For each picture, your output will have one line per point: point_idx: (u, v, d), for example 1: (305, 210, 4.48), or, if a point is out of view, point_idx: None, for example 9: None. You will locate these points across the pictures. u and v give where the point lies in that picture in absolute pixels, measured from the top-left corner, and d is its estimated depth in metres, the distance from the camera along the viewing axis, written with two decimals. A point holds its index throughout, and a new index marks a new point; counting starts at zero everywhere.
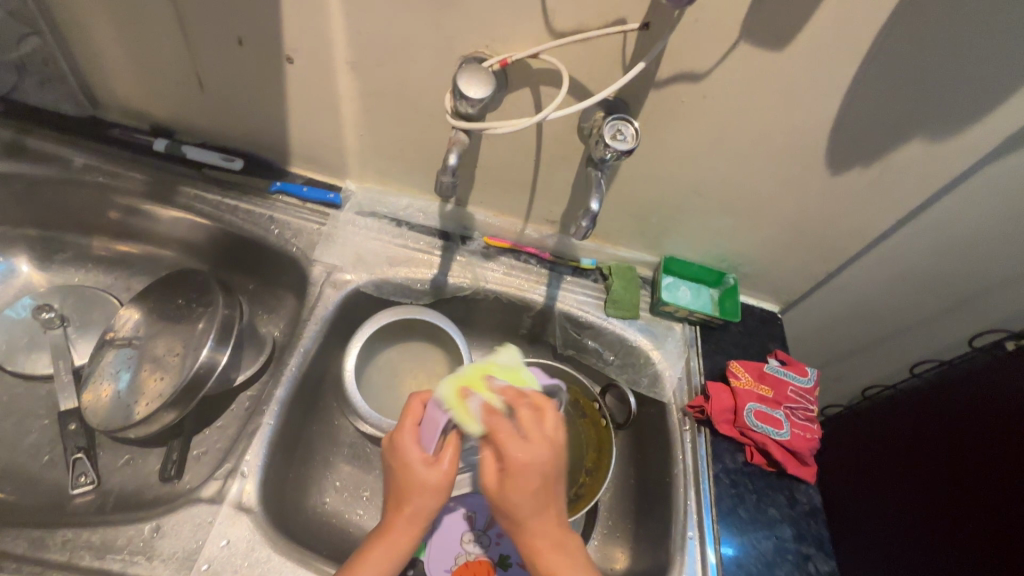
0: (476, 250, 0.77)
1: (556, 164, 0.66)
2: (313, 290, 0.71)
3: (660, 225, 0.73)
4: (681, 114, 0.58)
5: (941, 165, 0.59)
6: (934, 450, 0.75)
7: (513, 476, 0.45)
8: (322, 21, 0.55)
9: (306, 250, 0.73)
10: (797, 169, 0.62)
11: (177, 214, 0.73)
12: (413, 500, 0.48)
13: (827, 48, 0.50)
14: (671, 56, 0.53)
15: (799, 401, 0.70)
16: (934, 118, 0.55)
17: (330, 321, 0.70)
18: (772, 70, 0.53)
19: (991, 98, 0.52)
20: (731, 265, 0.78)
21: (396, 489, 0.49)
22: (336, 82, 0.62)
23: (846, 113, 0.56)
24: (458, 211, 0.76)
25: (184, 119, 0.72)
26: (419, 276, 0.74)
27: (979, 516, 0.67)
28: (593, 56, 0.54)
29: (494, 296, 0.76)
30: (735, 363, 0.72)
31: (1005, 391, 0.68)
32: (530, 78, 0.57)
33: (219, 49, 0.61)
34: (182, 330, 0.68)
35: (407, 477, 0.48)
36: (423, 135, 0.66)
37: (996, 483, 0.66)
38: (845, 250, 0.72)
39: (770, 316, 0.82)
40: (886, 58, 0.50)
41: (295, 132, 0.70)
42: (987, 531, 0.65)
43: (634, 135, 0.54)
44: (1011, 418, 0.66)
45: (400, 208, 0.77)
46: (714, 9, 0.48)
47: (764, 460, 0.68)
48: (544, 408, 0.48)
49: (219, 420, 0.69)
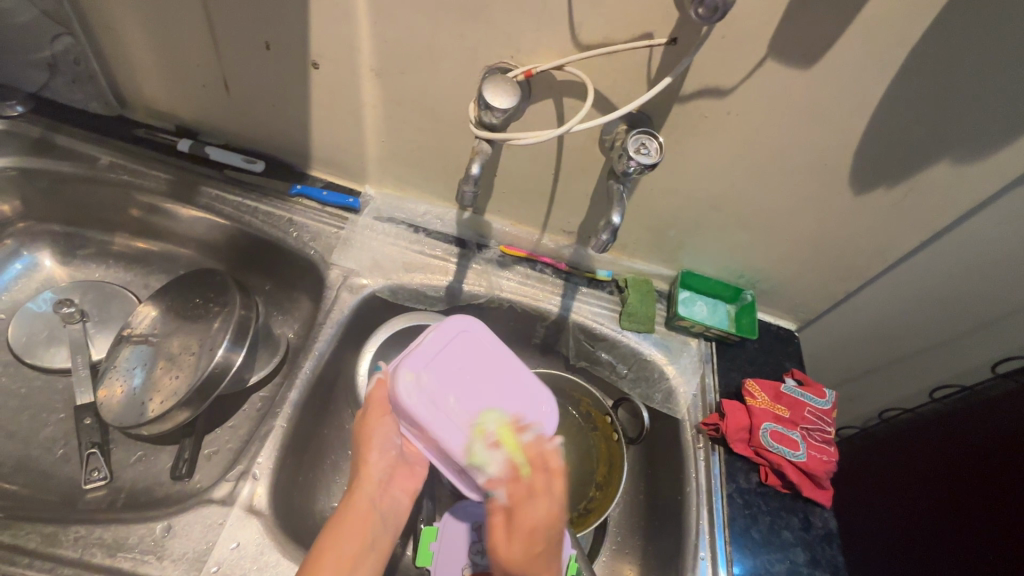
0: (491, 259, 0.77)
1: (576, 176, 0.66)
2: (329, 294, 0.71)
3: (677, 240, 0.73)
4: (705, 130, 0.58)
5: (968, 189, 0.58)
6: (953, 477, 0.74)
7: (513, 532, 0.50)
8: (350, 28, 0.56)
9: (323, 253, 0.73)
10: (820, 188, 0.62)
11: (197, 213, 0.73)
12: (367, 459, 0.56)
13: (854, 69, 0.50)
14: (697, 72, 0.53)
15: (817, 422, 0.68)
16: (963, 141, 0.54)
17: (344, 325, 0.70)
18: (799, 87, 0.52)
19: (1020, 123, 0.51)
20: (748, 281, 0.77)
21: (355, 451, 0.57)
22: (360, 89, 0.62)
23: (873, 134, 0.55)
24: (475, 218, 0.76)
25: (209, 120, 0.73)
26: (434, 283, 0.74)
27: (998, 549, 0.65)
28: (618, 70, 0.54)
29: (508, 304, 0.76)
30: (750, 382, 0.71)
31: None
32: (554, 90, 0.57)
33: (246, 51, 0.61)
34: (200, 330, 0.69)
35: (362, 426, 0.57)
36: (444, 143, 0.66)
37: (1018, 514, 0.64)
38: (867, 270, 0.71)
39: (788, 334, 0.81)
40: (918, 78, 0.50)
41: (317, 137, 0.71)
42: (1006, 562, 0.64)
43: (658, 149, 0.53)
44: None
45: (417, 214, 0.77)
46: (743, 26, 0.48)
47: (779, 481, 0.66)
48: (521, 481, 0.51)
49: (231, 421, 0.70)
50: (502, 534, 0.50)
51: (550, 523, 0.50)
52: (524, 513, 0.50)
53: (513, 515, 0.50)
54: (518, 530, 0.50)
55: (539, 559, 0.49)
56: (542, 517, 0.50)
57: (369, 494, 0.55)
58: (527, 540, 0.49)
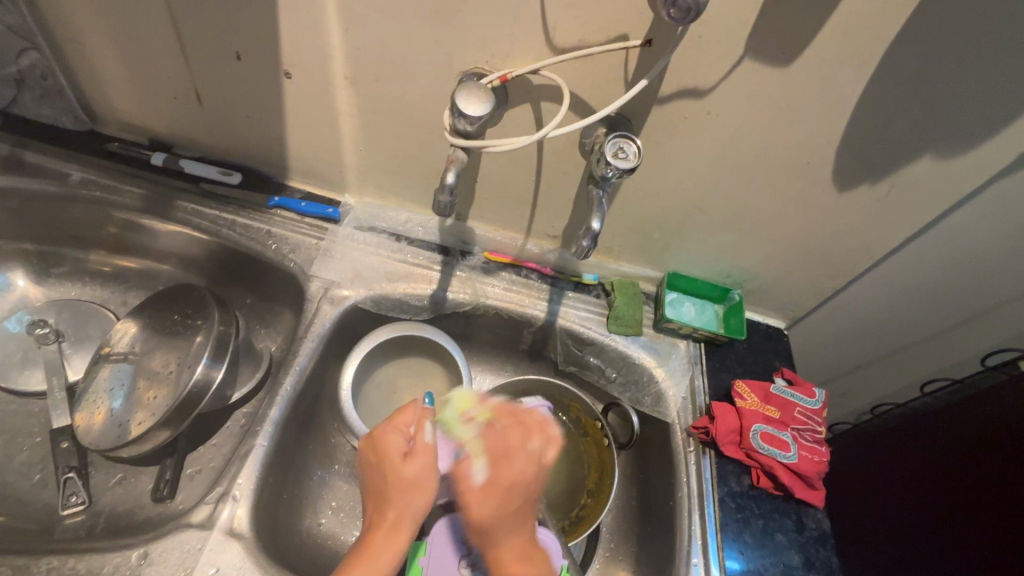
0: (476, 265, 0.75)
1: (557, 180, 0.65)
2: (309, 306, 0.69)
3: (662, 241, 0.72)
4: (684, 130, 0.57)
5: (951, 183, 0.57)
6: (947, 473, 0.73)
7: (494, 485, 0.52)
8: (320, 36, 0.55)
9: (303, 265, 0.71)
10: (802, 186, 0.61)
11: (174, 228, 0.72)
12: (393, 506, 0.51)
13: (831, 66, 0.49)
14: (674, 73, 0.52)
15: (807, 422, 0.67)
16: (943, 136, 0.53)
17: (326, 338, 0.68)
18: (777, 86, 0.52)
19: (1000, 116, 0.51)
20: (735, 281, 0.77)
21: (376, 490, 0.52)
22: (335, 98, 0.61)
23: (853, 130, 0.54)
24: (458, 225, 0.75)
25: (183, 133, 0.72)
26: (417, 292, 0.72)
27: (993, 544, 0.64)
28: (594, 72, 0.53)
29: (494, 311, 0.75)
30: (739, 383, 0.70)
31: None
32: (531, 94, 0.56)
33: (217, 62, 0.60)
34: (178, 349, 0.67)
35: (386, 472, 0.52)
36: (423, 149, 0.65)
37: (1012, 509, 0.63)
38: (853, 267, 0.70)
39: (777, 332, 0.81)
40: (896, 73, 0.49)
41: (293, 147, 0.70)
42: (993, 558, 0.64)
43: (636, 152, 0.51)
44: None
45: (398, 223, 0.75)
46: (718, 26, 0.47)
47: (770, 483, 0.65)
48: (523, 434, 0.56)
49: (214, 439, 0.69)
50: (495, 482, 0.52)
51: (534, 482, 0.54)
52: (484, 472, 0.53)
53: (478, 501, 0.52)
54: (495, 488, 0.52)
55: (512, 514, 0.52)
56: (529, 477, 0.53)
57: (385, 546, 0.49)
58: (502, 491, 0.52)
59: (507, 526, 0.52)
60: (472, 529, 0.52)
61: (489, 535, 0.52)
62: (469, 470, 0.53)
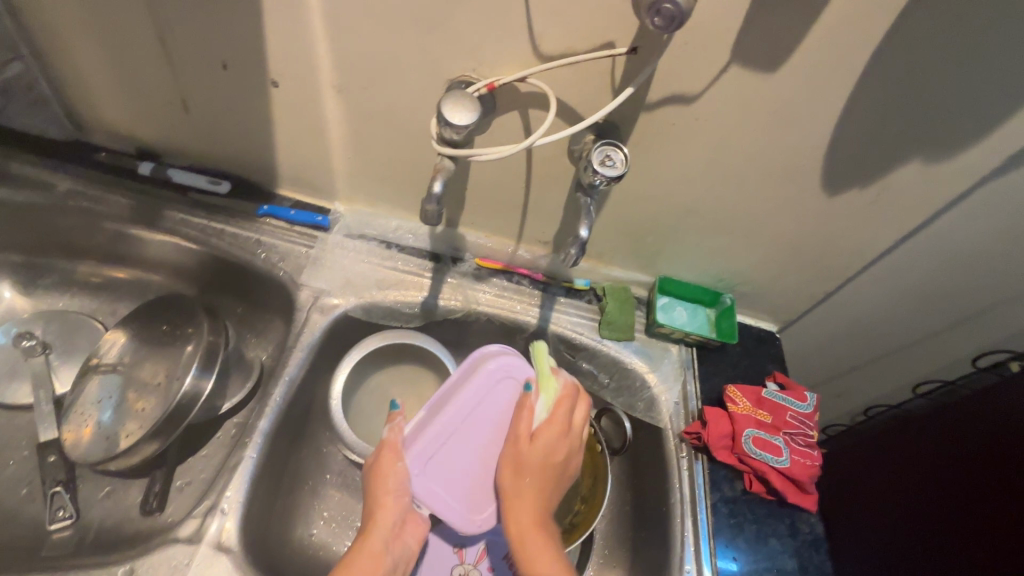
0: (467, 272, 0.75)
1: (547, 186, 0.65)
2: (299, 315, 0.69)
3: (654, 246, 0.72)
4: (673, 136, 0.57)
5: (939, 186, 0.57)
6: (941, 473, 0.72)
7: (541, 433, 0.56)
8: (307, 45, 0.55)
9: (292, 274, 0.70)
10: (791, 190, 0.61)
11: (163, 238, 0.71)
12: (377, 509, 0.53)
13: (816, 72, 0.49)
14: (661, 80, 0.52)
15: (799, 426, 0.67)
16: (930, 140, 0.54)
17: (317, 347, 0.68)
18: (763, 92, 0.52)
19: (986, 120, 0.51)
20: (727, 285, 0.77)
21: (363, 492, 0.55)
22: (322, 106, 0.61)
23: (841, 135, 0.55)
24: (449, 232, 0.74)
25: (170, 142, 0.71)
26: (409, 300, 0.72)
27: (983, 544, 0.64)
28: (581, 79, 0.53)
29: (486, 318, 0.74)
30: (731, 387, 0.70)
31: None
32: (519, 102, 0.56)
33: (203, 71, 0.60)
34: (167, 359, 0.66)
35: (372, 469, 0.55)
36: (412, 157, 0.65)
37: (1002, 509, 0.63)
38: (843, 270, 0.70)
39: (769, 336, 0.81)
40: (882, 79, 0.49)
41: (282, 156, 0.69)
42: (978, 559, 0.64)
43: (623, 159, 0.51)
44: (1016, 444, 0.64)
45: (389, 230, 0.75)
46: (704, 33, 0.48)
47: (763, 488, 0.65)
48: (573, 399, 0.59)
49: (204, 449, 0.68)
50: (545, 429, 0.56)
51: (570, 454, 0.57)
52: (547, 421, 0.57)
53: (525, 446, 0.55)
54: (542, 435, 0.56)
55: (549, 473, 0.55)
56: (569, 443, 0.57)
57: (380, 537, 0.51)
58: (545, 441, 0.55)
59: (537, 480, 0.54)
60: (506, 469, 0.55)
61: (522, 474, 0.54)
62: (527, 410, 0.57)
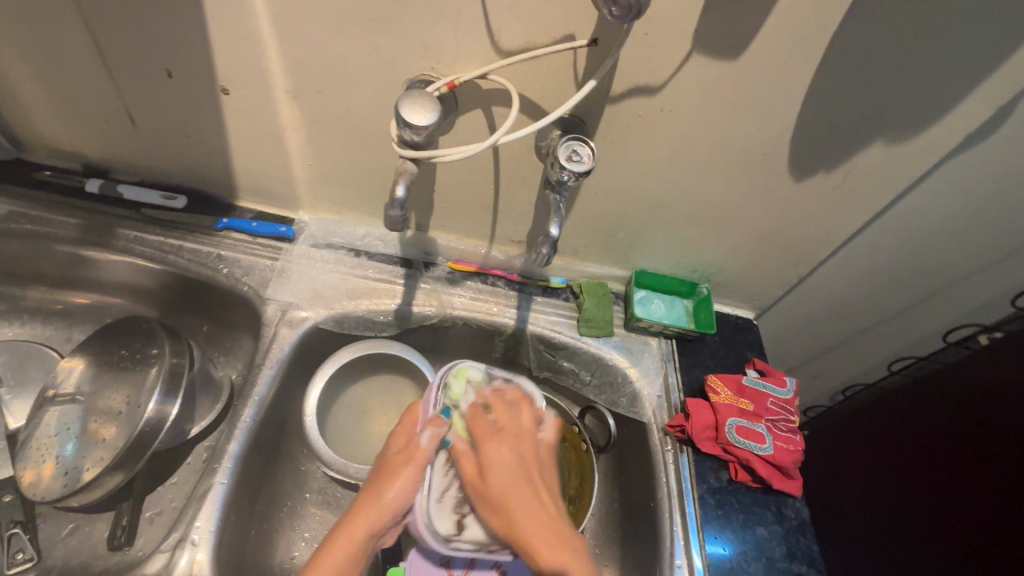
0: (440, 276, 0.73)
1: (516, 184, 0.64)
2: (267, 331, 0.66)
3: (627, 240, 0.72)
4: (639, 128, 0.57)
5: (903, 166, 0.58)
6: (944, 446, 0.70)
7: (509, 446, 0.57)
8: (256, 50, 0.52)
9: (258, 288, 0.67)
10: (759, 177, 0.61)
11: (116, 258, 0.68)
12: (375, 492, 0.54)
13: (778, 58, 0.49)
14: (624, 72, 0.51)
15: (779, 412, 0.67)
16: (892, 121, 0.54)
17: (287, 363, 0.65)
18: (726, 80, 0.51)
19: (944, 100, 0.52)
20: (702, 275, 0.76)
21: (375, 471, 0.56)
22: (277, 113, 0.59)
23: (805, 120, 0.54)
24: (419, 236, 0.72)
25: (119, 157, 0.68)
26: (381, 308, 0.70)
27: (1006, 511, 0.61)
28: (543, 74, 0.52)
29: (462, 322, 0.73)
30: (712, 377, 0.69)
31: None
32: (481, 100, 0.54)
33: (147, 81, 0.57)
34: (125, 388, 0.63)
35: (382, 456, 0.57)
36: (375, 161, 0.63)
37: (986, 475, 0.64)
38: (815, 254, 0.71)
39: (746, 323, 0.81)
40: (843, 61, 0.49)
41: (240, 166, 0.66)
42: (967, 533, 0.65)
43: (591, 154, 0.50)
44: (989, 416, 0.65)
45: (357, 237, 0.73)
46: (664, 22, 0.47)
47: (748, 476, 0.65)
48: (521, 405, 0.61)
49: (174, 477, 0.65)
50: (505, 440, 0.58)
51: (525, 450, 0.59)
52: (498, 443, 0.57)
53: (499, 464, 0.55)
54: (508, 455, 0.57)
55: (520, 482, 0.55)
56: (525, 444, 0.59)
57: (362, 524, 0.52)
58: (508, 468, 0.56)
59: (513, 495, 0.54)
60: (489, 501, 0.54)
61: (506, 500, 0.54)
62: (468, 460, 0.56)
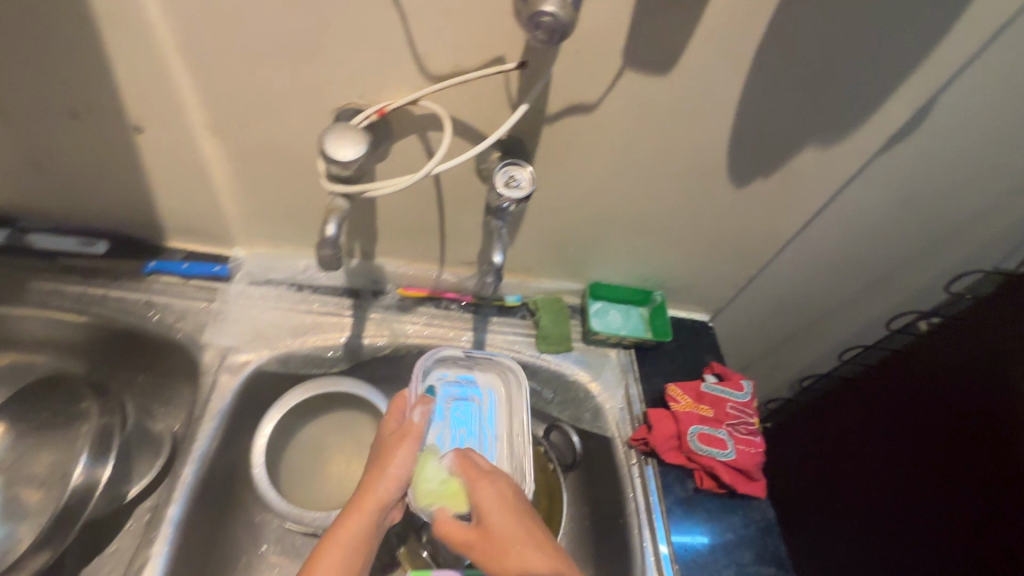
0: (391, 304, 0.70)
1: (460, 207, 0.62)
2: (205, 379, 0.62)
3: (579, 254, 0.71)
4: (579, 145, 0.56)
5: (835, 168, 0.60)
6: (929, 436, 0.68)
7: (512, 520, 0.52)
8: (167, 84, 0.49)
9: (193, 333, 0.63)
10: (701, 186, 0.61)
11: (31, 312, 0.63)
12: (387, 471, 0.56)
13: (708, 71, 0.49)
14: (559, 91, 0.50)
15: (738, 416, 0.68)
16: (822, 126, 0.55)
17: (230, 412, 0.61)
18: (660, 94, 0.51)
19: (868, 104, 0.53)
20: (656, 283, 0.77)
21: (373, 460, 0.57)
22: (199, 148, 0.55)
23: (739, 130, 0.55)
24: (365, 265, 0.69)
25: (26, 203, 0.62)
26: (330, 343, 0.67)
27: (997, 494, 0.60)
28: (475, 98, 0.51)
29: (418, 350, 0.70)
30: (671, 386, 0.70)
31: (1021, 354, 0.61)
32: (415, 125, 0.53)
33: (49, 122, 0.52)
34: (52, 452, 0.61)
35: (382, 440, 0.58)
36: (310, 192, 0.60)
37: (953, 460, 0.65)
38: (761, 256, 0.72)
39: (702, 326, 0.82)
40: (770, 72, 0.50)
41: (164, 205, 0.62)
42: (942, 520, 0.65)
43: (529, 179, 0.49)
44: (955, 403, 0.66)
45: (298, 271, 0.69)
46: (594, 40, 0.46)
47: (714, 483, 0.65)
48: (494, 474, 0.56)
49: (111, 547, 0.59)
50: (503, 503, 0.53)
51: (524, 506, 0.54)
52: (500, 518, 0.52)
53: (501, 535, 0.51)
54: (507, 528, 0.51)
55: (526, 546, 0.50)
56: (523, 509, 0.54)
57: (366, 518, 0.53)
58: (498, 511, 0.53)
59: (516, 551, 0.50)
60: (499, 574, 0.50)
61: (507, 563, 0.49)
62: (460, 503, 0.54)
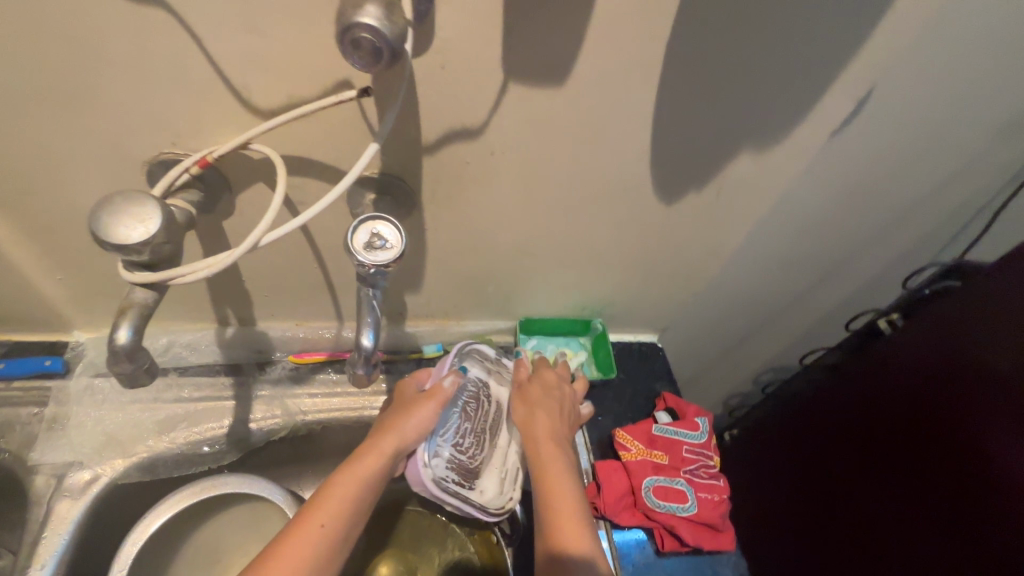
0: (281, 376, 0.59)
1: (342, 258, 0.51)
2: (36, 510, 0.50)
3: (500, 292, 0.61)
4: (471, 177, 0.46)
5: (773, 173, 0.52)
6: (910, 436, 0.62)
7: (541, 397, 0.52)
8: None
9: (21, 451, 0.51)
10: (625, 207, 0.53)
11: None
12: (384, 438, 0.46)
13: (611, 79, 0.40)
14: (430, 117, 0.40)
15: (697, 460, 0.60)
16: (754, 130, 0.47)
17: (75, 545, 0.49)
18: (557, 111, 0.42)
19: (803, 101, 0.45)
20: (594, 311, 0.68)
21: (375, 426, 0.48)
22: None
23: (659, 143, 0.46)
24: (245, 332, 0.58)
25: None
26: (206, 436, 0.55)
27: (976, 487, 0.54)
28: (327, 133, 0.40)
29: (320, 427, 0.59)
30: (620, 431, 0.61)
31: (988, 329, 0.57)
32: (257, 172, 0.41)
33: None
34: None
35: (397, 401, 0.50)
36: None
37: (926, 464, 0.59)
38: (704, 271, 0.64)
39: (651, 349, 0.74)
40: (686, 75, 0.41)
41: None
42: (928, 534, 0.58)
43: (398, 235, 0.39)
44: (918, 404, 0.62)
45: (157, 351, 0.56)
46: (461, 53, 0.36)
47: (677, 544, 0.57)
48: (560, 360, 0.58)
49: None
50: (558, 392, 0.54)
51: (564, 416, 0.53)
52: (550, 379, 0.54)
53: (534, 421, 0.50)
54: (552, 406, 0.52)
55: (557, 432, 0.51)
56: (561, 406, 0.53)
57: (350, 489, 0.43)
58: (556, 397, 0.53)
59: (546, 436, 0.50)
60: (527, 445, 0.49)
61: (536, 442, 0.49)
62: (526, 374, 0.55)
